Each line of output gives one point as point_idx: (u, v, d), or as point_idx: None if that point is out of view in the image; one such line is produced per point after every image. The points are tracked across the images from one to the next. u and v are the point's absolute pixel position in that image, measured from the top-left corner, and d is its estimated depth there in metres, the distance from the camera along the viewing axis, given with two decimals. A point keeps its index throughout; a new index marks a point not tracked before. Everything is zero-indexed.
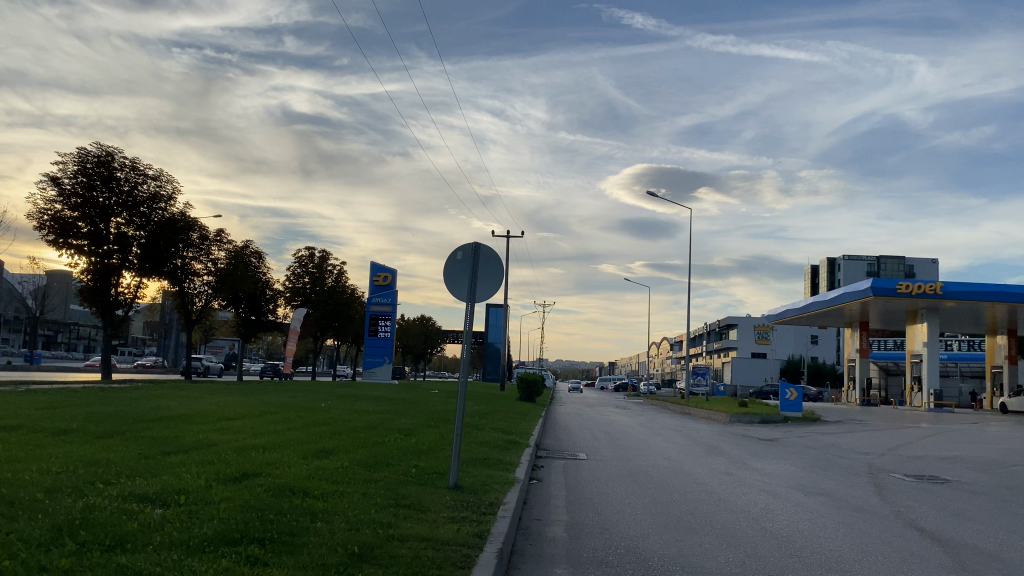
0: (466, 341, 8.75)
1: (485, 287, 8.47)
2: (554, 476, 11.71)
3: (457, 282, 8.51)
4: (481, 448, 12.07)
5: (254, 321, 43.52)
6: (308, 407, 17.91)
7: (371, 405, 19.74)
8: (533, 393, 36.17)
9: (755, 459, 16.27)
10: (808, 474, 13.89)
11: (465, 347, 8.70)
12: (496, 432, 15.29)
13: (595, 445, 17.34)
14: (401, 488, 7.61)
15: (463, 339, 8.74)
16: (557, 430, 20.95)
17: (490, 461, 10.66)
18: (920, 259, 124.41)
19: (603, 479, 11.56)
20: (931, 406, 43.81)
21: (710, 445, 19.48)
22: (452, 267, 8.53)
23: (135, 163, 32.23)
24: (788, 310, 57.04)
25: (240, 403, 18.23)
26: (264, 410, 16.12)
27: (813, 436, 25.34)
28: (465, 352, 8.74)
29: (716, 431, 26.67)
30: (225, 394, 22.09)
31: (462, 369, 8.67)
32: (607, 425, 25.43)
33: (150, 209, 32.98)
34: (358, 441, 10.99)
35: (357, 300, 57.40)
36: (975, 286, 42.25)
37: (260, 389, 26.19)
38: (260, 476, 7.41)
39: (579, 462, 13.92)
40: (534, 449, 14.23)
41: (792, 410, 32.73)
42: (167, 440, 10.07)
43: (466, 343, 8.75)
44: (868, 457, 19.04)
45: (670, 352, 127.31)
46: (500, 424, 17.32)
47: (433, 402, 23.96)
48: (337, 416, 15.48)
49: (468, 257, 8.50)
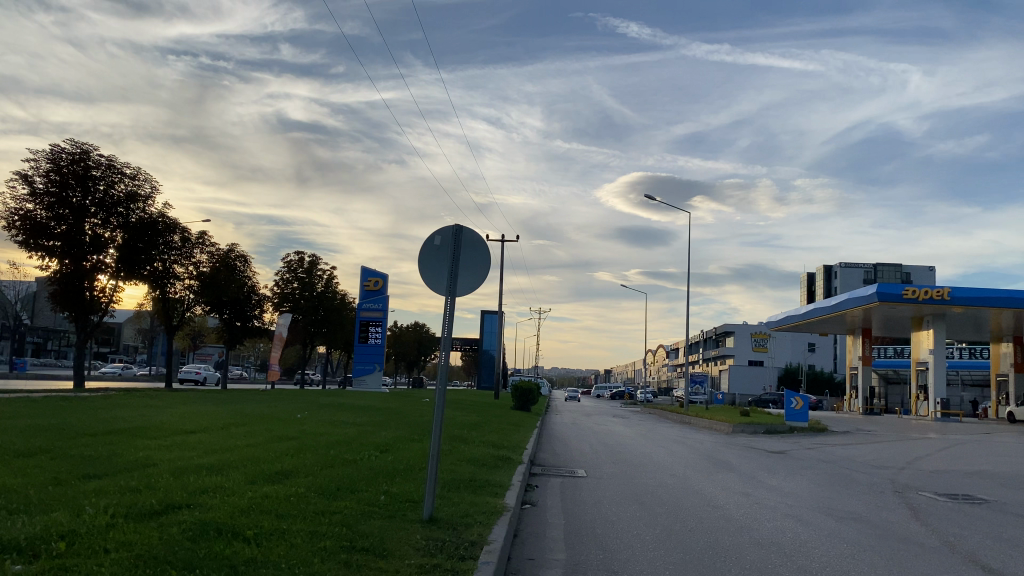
0: (446, 346, 7.33)
1: (467, 282, 7.07)
2: (549, 498, 10.31)
3: (434, 274, 7.12)
4: (467, 466, 10.66)
5: (239, 327, 42.01)
6: (282, 418, 16.44)
7: (353, 416, 18.30)
8: (527, 402, 34.69)
9: (770, 476, 14.91)
10: (832, 495, 12.51)
11: (445, 352, 7.28)
12: (486, 447, 13.88)
13: (594, 460, 15.91)
14: (363, 524, 6.17)
15: (442, 344, 7.31)
16: (552, 442, 19.52)
17: (475, 483, 9.25)
18: (918, 268, 123.41)
19: (606, 503, 10.16)
20: (937, 416, 42.51)
21: (719, 459, 18.10)
22: (429, 254, 7.13)
23: (112, 161, 30.85)
24: (789, 317, 55.61)
25: (207, 414, 16.80)
26: (232, 422, 14.69)
27: (822, 448, 23.99)
28: (443, 358, 7.32)
29: (720, 442, 25.28)
30: (198, 404, 20.67)
31: (441, 378, 7.26)
32: (606, 436, 24.01)
33: (128, 209, 31.61)
34: (324, 458, 9.61)
35: (347, 306, 55.93)
36: (984, 292, 40.91)
37: (238, 398, 24.73)
38: (186, 511, 5.99)
39: (577, 482, 12.52)
40: (527, 466, 12.83)
41: (797, 420, 31.33)
42: (98, 458, 8.67)
43: (445, 350, 7.34)
44: (887, 471, 17.66)
45: (666, 361, 125.95)
46: (491, 437, 15.90)
47: (422, 412, 22.44)
48: (310, 429, 14.06)
49: (448, 243, 7.11)
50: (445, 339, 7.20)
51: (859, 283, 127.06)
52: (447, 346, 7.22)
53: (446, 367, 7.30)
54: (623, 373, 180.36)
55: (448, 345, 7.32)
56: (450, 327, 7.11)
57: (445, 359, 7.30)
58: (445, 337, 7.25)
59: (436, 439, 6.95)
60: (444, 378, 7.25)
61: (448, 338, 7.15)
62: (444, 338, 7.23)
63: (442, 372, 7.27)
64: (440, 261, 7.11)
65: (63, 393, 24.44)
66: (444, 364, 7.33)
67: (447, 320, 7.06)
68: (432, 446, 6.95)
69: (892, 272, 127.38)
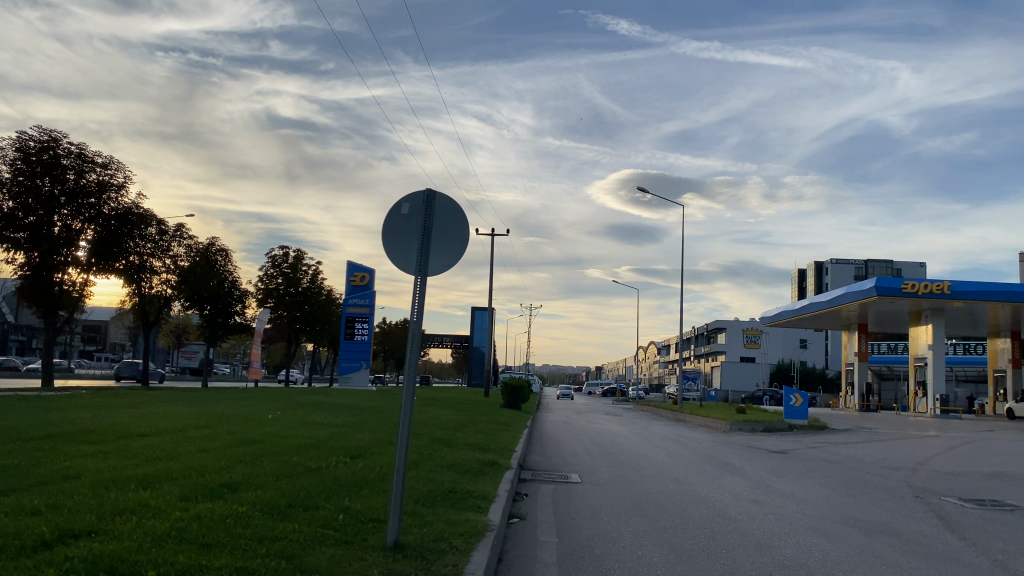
0: (414, 341, 6.04)
1: (440, 260, 5.89)
2: (540, 510, 9.15)
3: (402, 251, 5.92)
4: (448, 474, 9.51)
5: (220, 323, 40.67)
6: (251, 419, 15.19)
7: (330, 416, 17.05)
8: (517, 400, 33.61)
9: (779, 480, 13.84)
10: (851, 502, 11.40)
11: (414, 345, 6.00)
12: (472, 450, 12.74)
13: (588, 463, 14.75)
14: (309, 556, 5.00)
15: (411, 338, 6.04)
16: (542, 443, 18.35)
17: (455, 495, 8.10)
18: (908, 263, 122.98)
19: (604, 515, 9.01)
20: (936, 412, 41.59)
21: (722, 460, 17.00)
22: (395, 226, 5.93)
23: (83, 150, 29.52)
24: (784, 312, 54.59)
25: (171, 414, 15.54)
26: (195, 424, 13.46)
27: (826, 447, 22.92)
28: (413, 353, 6.04)
29: (718, 441, 24.20)
30: (165, 404, 19.38)
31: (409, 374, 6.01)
32: (599, 436, 22.93)
33: (100, 199, 30.23)
34: (284, 468, 8.42)
35: (333, 302, 54.62)
36: (984, 286, 40.02)
37: (213, 396, 23.48)
38: (83, 540, 4.77)
39: (571, 489, 11.37)
40: (515, 472, 11.66)
41: (797, 418, 30.29)
42: (16, 469, 7.45)
43: (413, 345, 6.04)
44: (901, 473, 16.57)
45: (658, 358, 125.04)
46: (478, 439, 14.73)
47: (406, 411, 21.26)
48: (279, 431, 12.86)
49: (419, 211, 5.91)
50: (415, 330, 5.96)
51: (850, 279, 126.57)
52: (416, 338, 5.96)
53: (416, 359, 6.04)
54: (613, 369, 179.56)
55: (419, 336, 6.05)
56: (421, 316, 5.91)
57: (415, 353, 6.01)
58: (414, 329, 5.99)
59: (403, 449, 5.72)
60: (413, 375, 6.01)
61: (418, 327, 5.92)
62: (414, 330, 5.98)
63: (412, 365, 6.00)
64: (409, 235, 5.92)
65: (28, 391, 23.09)
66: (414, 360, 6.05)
67: (417, 308, 5.85)
68: (398, 458, 5.73)
69: (883, 267, 127.00)
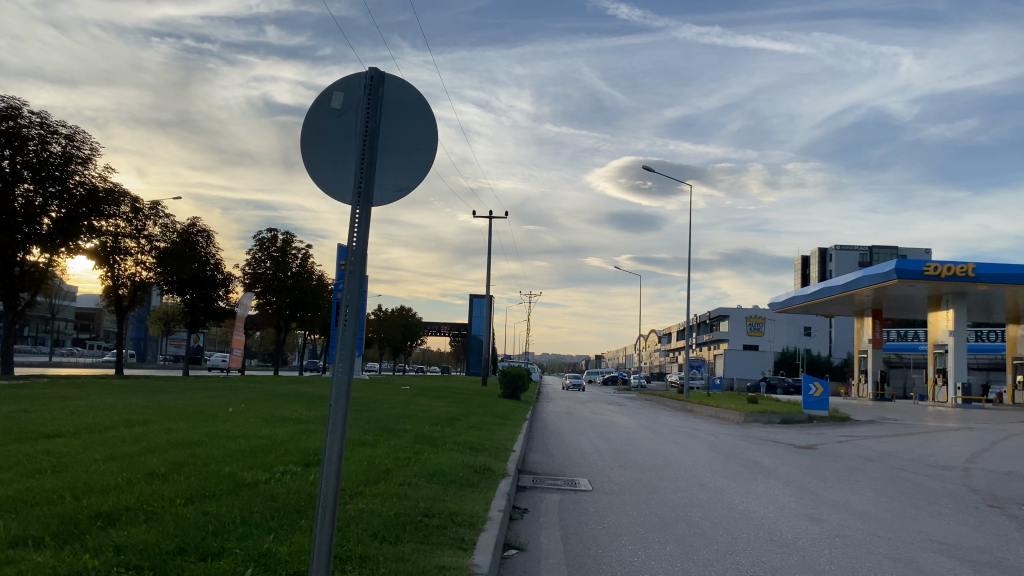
0: (350, 307, 3.60)
1: (391, 182, 3.76)
2: (543, 535, 7.18)
3: (332, 169, 3.79)
4: (424, 487, 7.44)
5: (202, 308, 38.32)
6: (211, 413, 13.13)
7: (301, 409, 14.96)
8: (517, 390, 31.63)
9: (824, 485, 11.78)
10: (922, 517, 9.38)
11: (350, 313, 3.66)
12: (461, 451, 10.66)
13: (600, 463, 12.74)
14: None
15: (344, 303, 3.60)
16: (545, 439, 16.38)
17: (430, 523, 6.01)
18: (913, 249, 121.00)
19: (626, 543, 7.04)
20: (957, 402, 39.55)
21: (748, 459, 14.92)
22: (322, 129, 3.82)
23: (45, 120, 27.39)
24: (795, 297, 52.45)
25: (114, 407, 13.46)
26: (138, 419, 11.40)
27: (855, 442, 20.84)
28: (344, 325, 3.58)
29: (735, 435, 22.17)
30: (125, 394, 17.33)
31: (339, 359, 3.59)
32: (607, 430, 20.93)
33: (64, 173, 28.02)
34: (205, 485, 6.37)
35: (324, 288, 52.47)
36: (1010, 268, 37.85)
37: (188, 387, 21.39)
38: None
39: (580, 502, 9.36)
40: (513, 479, 9.59)
41: (817, 409, 28.16)
42: None
43: (348, 317, 3.60)
44: (954, 473, 14.54)
45: (659, 346, 123.24)
46: (469, 436, 12.65)
47: (394, 404, 19.23)
48: (231, 428, 10.82)
49: (358, 103, 3.79)
50: (350, 298, 3.58)
51: (854, 266, 124.65)
52: (352, 306, 3.64)
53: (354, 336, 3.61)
54: (614, 356, 178.02)
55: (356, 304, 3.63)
56: (358, 272, 3.63)
57: (350, 325, 3.57)
58: (349, 294, 3.57)
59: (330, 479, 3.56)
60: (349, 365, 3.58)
61: (355, 284, 3.56)
62: (349, 294, 3.56)
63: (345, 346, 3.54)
64: (343, 146, 3.79)
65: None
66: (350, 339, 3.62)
67: (355, 259, 3.58)
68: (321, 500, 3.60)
69: (888, 254, 125.16)
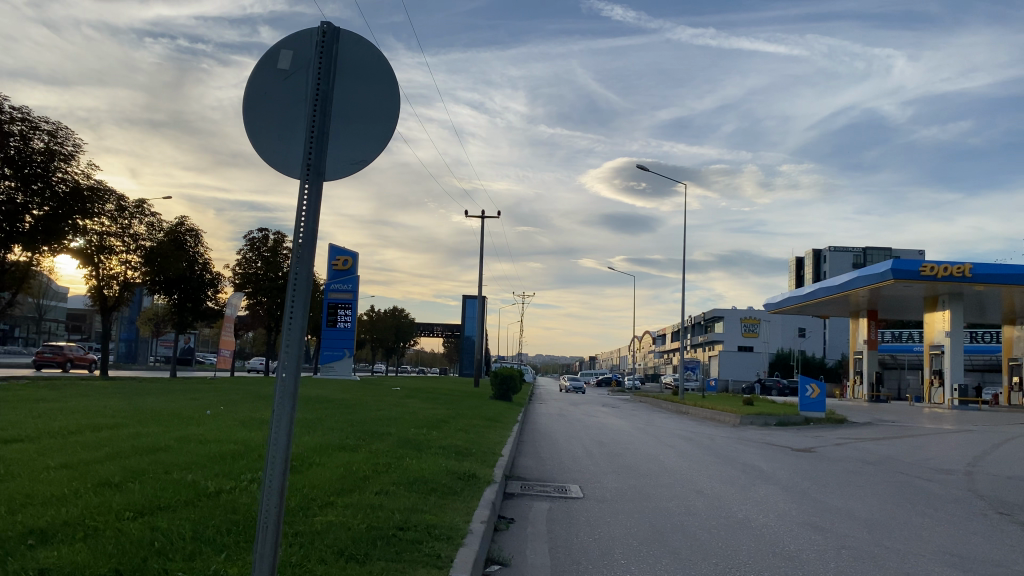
0: (301, 292, 3.14)
1: (345, 154, 3.30)
2: (530, 548, 6.76)
3: (280, 138, 3.33)
4: (401, 495, 6.96)
5: (190, 309, 37.69)
6: (188, 416, 12.60)
7: (283, 412, 14.45)
8: (509, 391, 31.13)
9: (826, 492, 11.34)
10: (930, 526, 8.96)
11: (297, 304, 3.19)
12: (445, 456, 10.16)
13: (592, 468, 12.28)
14: None
15: (293, 288, 3.14)
16: (537, 442, 15.92)
17: (404, 537, 5.53)
18: (907, 250, 121.02)
19: (618, 556, 6.60)
20: (954, 403, 39.22)
21: (745, 463, 14.46)
22: (268, 94, 3.35)
23: (28, 115, 26.79)
24: (790, 298, 52.10)
25: (87, 409, 12.93)
26: (107, 422, 10.84)
27: (854, 445, 20.41)
28: (292, 316, 3.13)
29: (731, 437, 21.73)
30: (104, 396, 16.76)
31: (286, 350, 3.14)
32: (600, 432, 20.47)
33: (48, 171, 27.44)
34: (161, 495, 5.87)
35: (315, 288, 51.91)
36: (1007, 269, 37.52)
37: (171, 389, 20.87)
38: None
39: (570, 510, 8.90)
40: (499, 486, 9.11)
41: (814, 410, 27.74)
42: None
43: (298, 304, 3.17)
44: (956, 478, 14.13)
45: (653, 347, 122.84)
46: (455, 440, 12.14)
47: (381, 406, 18.72)
48: (204, 432, 10.31)
49: (309, 64, 3.32)
50: (299, 285, 3.12)
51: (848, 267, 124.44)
52: (301, 295, 3.16)
53: (304, 326, 3.17)
54: (608, 357, 177.59)
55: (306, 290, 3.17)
56: (309, 256, 3.19)
57: (299, 313, 3.13)
58: (296, 278, 3.12)
59: (277, 483, 3.16)
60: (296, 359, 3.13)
61: (304, 266, 3.12)
62: (298, 279, 3.11)
63: (293, 338, 3.11)
64: (292, 109, 3.33)
65: None
66: (299, 330, 3.16)
67: (304, 236, 3.13)
68: (263, 511, 3.18)
69: (882, 254, 125.04)
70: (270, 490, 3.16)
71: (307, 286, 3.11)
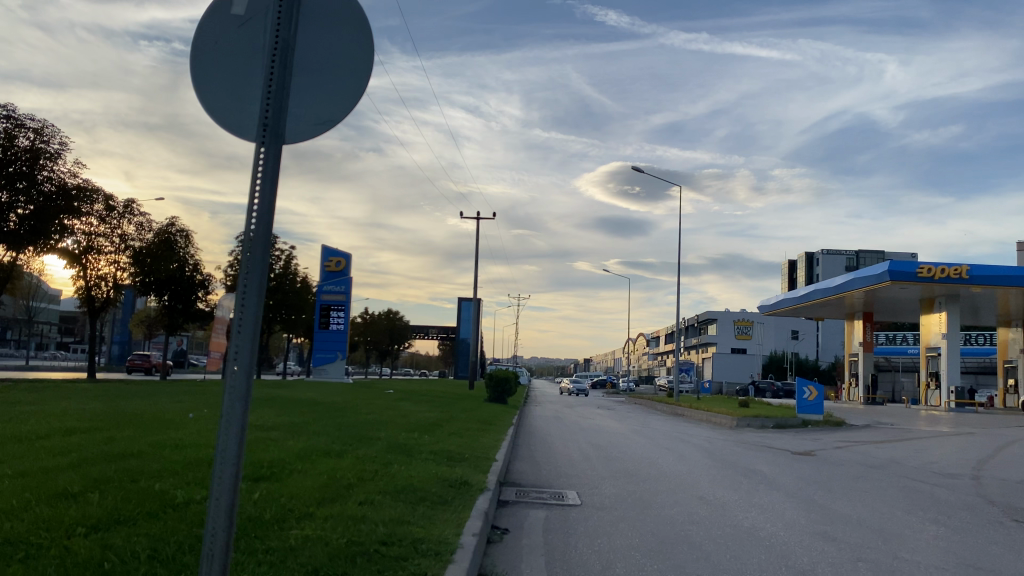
0: (255, 272, 2.73)
1: (309, 114, 2.85)
2: (524, 561, 6.32)
3: (231, 94, 2.85)
4: (385, 505, 6.50)
5: (181, 310, 37.10)
6: (169, 419, 12.13)
7: (269, 414, 13.98)
8: (503, 394, 30.67)
9: (833, 499, 10.93)
10: (946, 535, 8.53)
11: (252, 290, 2.74)
12: (435, 462, 9.67)
13: (590, 473, 11.84)
14: None
15: (247, 269, 2.73)
16: (532, 445, 15.47)
17: (386, 552, 5.05)
18: (900, 253, 120.98)
19: (619, 569, 6.16)
20: (952, 406, 38.83)
21: (747, 467, 14.02)
22: (220, 39, 2.86)
23: (12, 113, 26.28)
24: (786, 299, 51.75)
25: (64, 412, 12.43)
26: (81, 426, 10.36)
27: (856, 448, 19.97)
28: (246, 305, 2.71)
29: (728, 440, 21.29)
30: (86, 399, 16.26)
31: (237, 341, 2.74)
32: (596, 435, 20.01)
33: (33, 169, 26.91)
34: (120, 508, 5.39)
35: (307, 289, 51.39)
36: (1005, 270, 37.22)
37: (158, 392, 20.36)
38: None
39: (566, 517, 8.44)
40: (493, 493, 8.63)
41: (811, 413, 27.35)
42: None
43: (252, 289, 2.74)
44: (965, 482, 13.70)
45: (648, 350, 122.49)
46: (447, 444, 11.66)
47: (372, 409, 18.24)
48: (181, 435, 9.84)
49: (266, 7, 2.82)
50: (253, 267, 2.71)
51: (842, 270, 124.32)
52: (256, 279, 2.72)
53: (260, 311, 2.78)
54: (602, 361, 177.13)
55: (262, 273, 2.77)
56: (266, 232, 2.74)
57: (253, 299, 2.73)
58: (251, 261, 2.71)
59: (228, 489, 2.77)
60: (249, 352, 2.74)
61: (259, 244, 2.69)
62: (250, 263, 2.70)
63: (246, 325, 2.72)
64: (246, 61, 2.86)
65: None
66: (252, 320, 2.75)
67: (259, 214, 2.69)
68: (209, 530, 2.79)
69: (876, 257, 124.95)
70: (220, 503, 2.77)
71: (261, 269, 2.71)
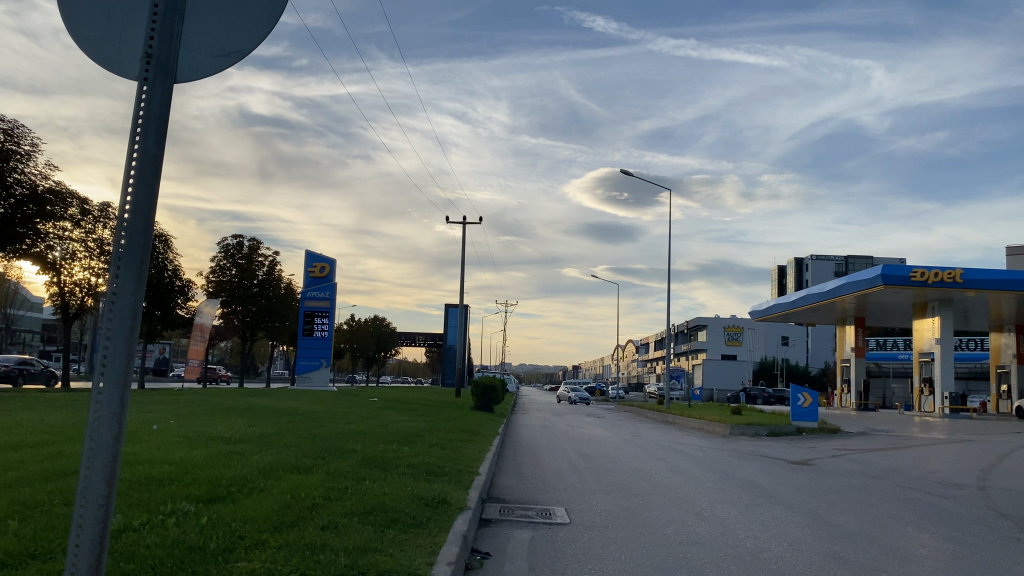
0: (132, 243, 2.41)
1: (204, 48, 2.67)
2: None
3: (110, 21, 2.58)
4: (353, 532, 5.82)
5: (159, 317, 36.07)
6: (130, 430, 11.35)
7: (240, 425, 13.23)
8: (490, 402, 29.95)
9: (839, 515, 10.28)
10: (962, 555, 7.94)
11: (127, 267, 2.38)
12: (412, 478, 8.97)
13: (580, 486, 11.18)
14: None
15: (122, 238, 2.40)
16: (519, 456, 14.79)
17: None
18: (888, 259, 121.25)
19: None
20: (946, 412, 38.43)
21: (743, 478, 13.36)
22: None
23: None
24: (777, 305, 51.28)
25: (18, 424, 11.62)
26: (32, 440, 9.56)
27: (854, 457, 19.41)
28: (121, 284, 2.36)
29: (722, 449, 20.69)
30: (54, 410, 15.41)
31: (111, 325, 2.38)
32: (585, 445, 19.34)
33: (4, 169, 25.93)
34: (39, 539, 4.68)
35: (292, 296, 50.51)
36: (998, 274, 36.88)
37: (134, 401, 19.51)
38: None
39: (554, 538, 7.77)
40: (475, 512, 7.95)
41: (806, 420, 26.77)
42: None
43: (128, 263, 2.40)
44: (971, 493, 13.14)
45: (637, 357, 121.91)
46: (428, 457, 10.93)
47: (351, 419, 17.52)
48: (137, 449, 9.09)
49: None
50: (129, 233, 2.37)
51: (830, 275, 124.24)
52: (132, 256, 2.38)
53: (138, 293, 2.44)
54: (591, 368, 176.29)
55: (143, 230, 2.44)
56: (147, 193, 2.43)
57: (129, 275, 2.39)
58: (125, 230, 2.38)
59: (96, 506, 2.36)
60: (126, 322, 2.39)
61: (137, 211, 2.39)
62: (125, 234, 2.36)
63: (121, 308, 2.38)
64: None
65: None
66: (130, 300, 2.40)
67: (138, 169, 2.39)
68: (74, 550, 2.36)
69: (863, 263, 125.04)
70: (88, 507, 2.35)
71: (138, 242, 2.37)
